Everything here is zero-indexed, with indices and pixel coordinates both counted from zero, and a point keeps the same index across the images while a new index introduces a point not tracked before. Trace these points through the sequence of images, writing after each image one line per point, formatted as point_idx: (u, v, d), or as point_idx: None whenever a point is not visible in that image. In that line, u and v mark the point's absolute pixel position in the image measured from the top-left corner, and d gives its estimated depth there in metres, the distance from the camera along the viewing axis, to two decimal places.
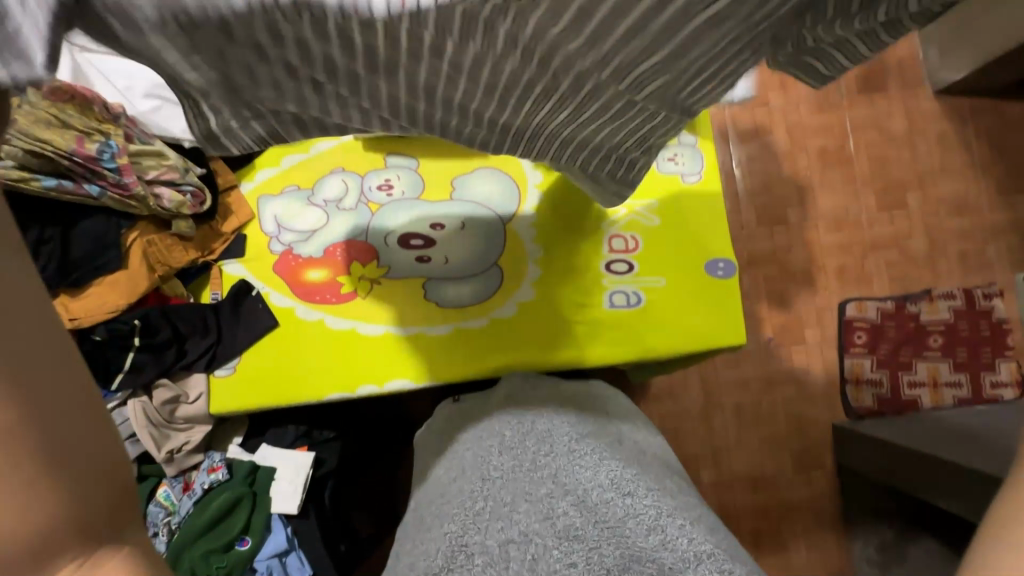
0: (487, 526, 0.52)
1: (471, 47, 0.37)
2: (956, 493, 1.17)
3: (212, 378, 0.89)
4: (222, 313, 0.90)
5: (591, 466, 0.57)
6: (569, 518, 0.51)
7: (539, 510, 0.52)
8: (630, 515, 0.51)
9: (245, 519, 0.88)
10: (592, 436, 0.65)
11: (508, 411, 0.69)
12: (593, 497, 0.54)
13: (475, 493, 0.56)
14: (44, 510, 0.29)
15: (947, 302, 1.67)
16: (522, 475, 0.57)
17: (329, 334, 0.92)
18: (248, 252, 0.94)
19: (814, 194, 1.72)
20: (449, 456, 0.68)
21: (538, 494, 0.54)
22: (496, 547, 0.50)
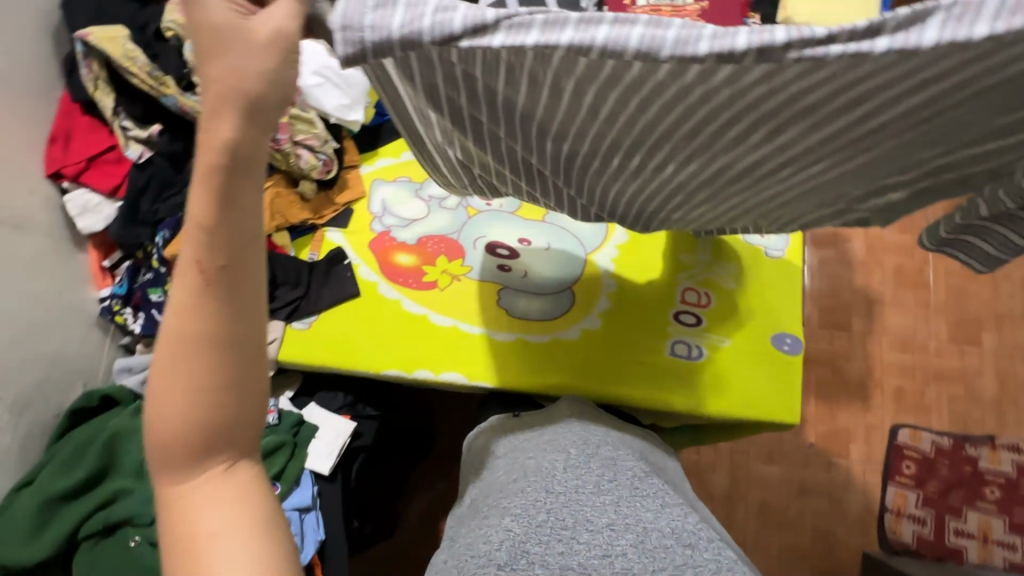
0: (548, 541, 0.52)
1: (659, 105, 0.47)
2: None
3: (289, 328, 0.96)
4: (315, 272, 0.99)
5: (655, 508, 0.55)
6: (628, 560, 0.50)
7: (599, 542, 0.51)
8: (689, 565, 0.50)
9: (280, 465, 0.91)
10: (657, 478, 0.63)
11: (576, 430, 0.68)
12: (655, 539, 0.52)
13: (535, 505, 0.56)
14: (197, 417, 0.42)
15: (1010, 454, 1.57)
16: (585, 497, 0.56)
17: (401, 316, 0.98)
18: (351, 224, 1.03)
19: (883, 309, 1.70)
20: (508, 459, 0.68)
21: (599, 523, 0.53)
22: (555, 566, 0.49)
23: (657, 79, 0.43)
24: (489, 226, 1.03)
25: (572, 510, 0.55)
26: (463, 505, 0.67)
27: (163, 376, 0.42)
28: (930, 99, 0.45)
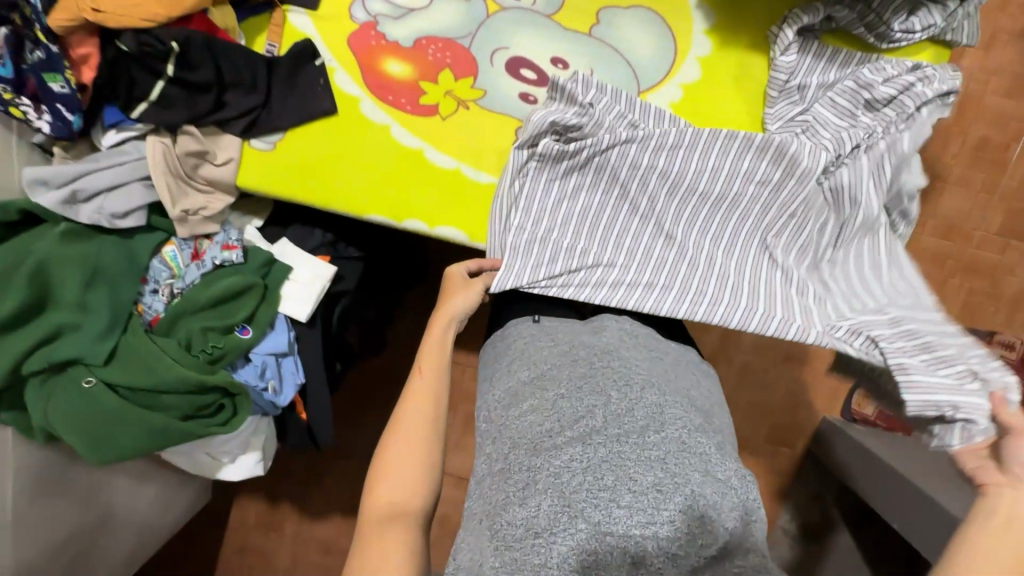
0: (586, 505, 0.48)
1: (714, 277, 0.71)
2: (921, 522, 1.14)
3: (247, 147, 0.76)
4: (276, 75, 0.74)
5: (701, 469, 0.50)
6: (671, 528, 0.47)
7: (643, 507, 0.48)
8: (733, 538, 0.48)
9: (251, 309, 0.79)
10: (703, 423, 0.56)
11: (616, 365, 0.59)
12: (701, 506, 0.48)
13: (574, 461, 0.51)
14: (407, 482, 0.58)
15: (1000, 349, 1.52)
16: (627, 450, 0.51)
17: (391, 149, 0.76)
18: (325, 7, 0.76)
19: (942, 187, 1.49)
20: (534, 379, 0.61)
21: (644, 484, 0.49)
22: (594, 533, 0.47)
23: (725, 298, 0.70)
24: (515, 34, 0.75)
25: (613, 470, 0.50)
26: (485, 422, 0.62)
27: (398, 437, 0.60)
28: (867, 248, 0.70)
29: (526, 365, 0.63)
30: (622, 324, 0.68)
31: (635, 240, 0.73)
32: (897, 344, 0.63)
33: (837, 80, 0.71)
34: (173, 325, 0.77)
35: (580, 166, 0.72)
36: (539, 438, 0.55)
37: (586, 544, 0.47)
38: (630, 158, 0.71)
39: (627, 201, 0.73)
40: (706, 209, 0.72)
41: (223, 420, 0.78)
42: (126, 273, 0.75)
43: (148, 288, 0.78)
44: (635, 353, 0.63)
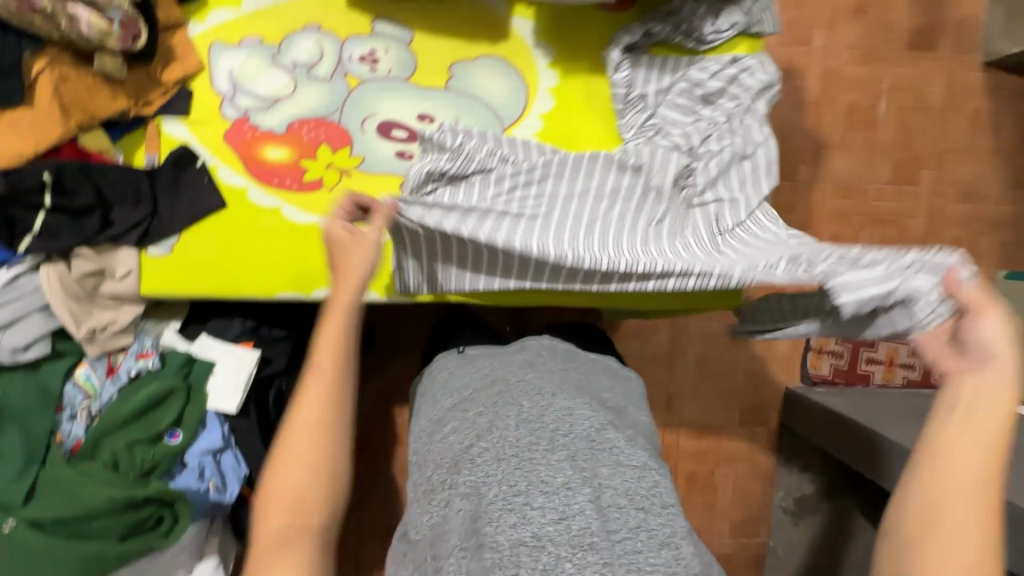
0: (499, 517, 0.48)
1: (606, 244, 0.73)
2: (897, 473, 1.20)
3: (145, 256, 0.77)
4: (159, 182, 0.77)
5: (611, 462, 0.52)
6: (586, 522, 0.48)
7: (556, 507, 0.49)
8: (642, 527, 0.49)
9: (177, 412, 0.79)
10: (614, 420, 0.58)
11: (531, 377, 0.60)
12: (609, 498, 0.50)
13: (486, 472, 0.51)
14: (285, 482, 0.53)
15: None
16: (538, 456, 0.52)
17: (286, 227, 0.80)
18: (194, 110, 0.78)
19: (830, 153, 1.61)
20: (449, 404, 0.61)
21: (556, 484, 0.50)
22: (507, 546, 0.46)
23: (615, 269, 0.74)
24: (378, 100, 0.80)
25: (524, 473, 0.50)
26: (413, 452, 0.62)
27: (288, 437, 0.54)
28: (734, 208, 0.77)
29: (446, 392, 0.64)
30: (541, 341, 0.69)
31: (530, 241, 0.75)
32: (782, 269, 0.66)
33: (671, 85, 0.79)
34: (96, 446, 0.76)
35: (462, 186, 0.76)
36: (456, 456, 0.55)
37: (502, 551, 0.46)
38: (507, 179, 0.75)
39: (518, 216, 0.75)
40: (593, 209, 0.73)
41: (165, 530, 0.77)
42: (37, 406, 0.74)
43: (64, 415, 0.76)
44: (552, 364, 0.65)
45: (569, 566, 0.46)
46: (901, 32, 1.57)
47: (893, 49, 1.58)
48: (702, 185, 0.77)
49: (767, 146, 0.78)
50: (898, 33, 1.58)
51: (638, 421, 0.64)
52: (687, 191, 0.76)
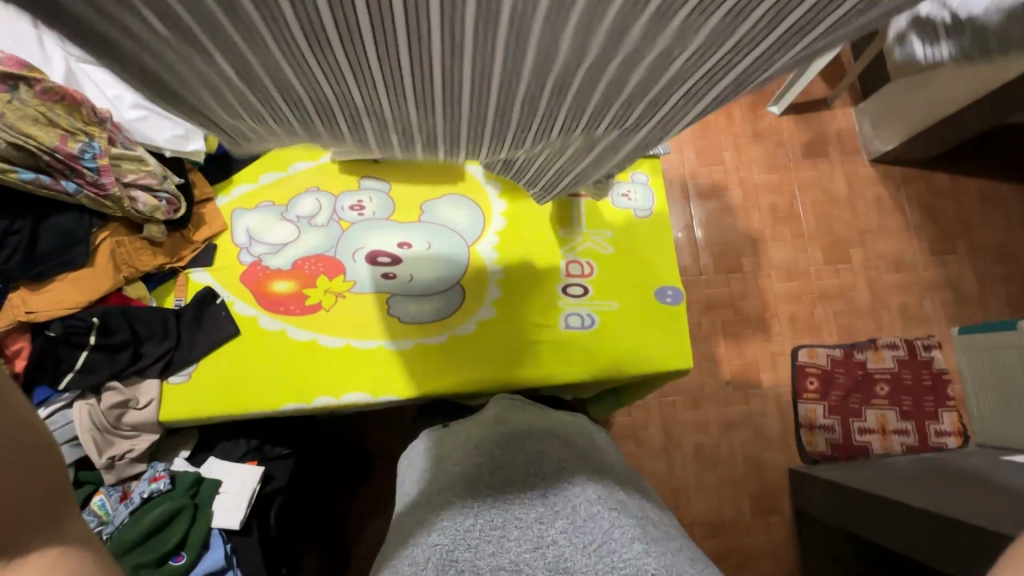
0: (477, 546, 0.60)
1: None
2: (909, 534, 1.18)
3: (166, 384, 0.89)
4: (184, 319, 0.91)
5: (580, 485, 0.66)
6: (557, 546, 0.60)
7: (529, 536, 0.61)
8: (615, 527, 0.60)
9: (182, 532, 0.83)
10: (580, 457, 0.72)
11: (502, 430, 0.75)
12: (581, 517, 0.62)
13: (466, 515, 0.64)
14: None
15: (891, 351, 1.76)
16: (511, 496, 0.66)
17: (290, 346, 0.93)
18: (216, 261, 0.96)
19: (766, 245, 1.84)
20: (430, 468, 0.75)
21: (528, 518, 0.63)
22: (486, 569, 0.58)
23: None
24: (366, 236, 1.00)
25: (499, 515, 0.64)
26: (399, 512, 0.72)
27: None
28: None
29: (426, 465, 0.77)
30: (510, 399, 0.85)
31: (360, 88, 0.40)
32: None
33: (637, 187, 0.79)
34: None
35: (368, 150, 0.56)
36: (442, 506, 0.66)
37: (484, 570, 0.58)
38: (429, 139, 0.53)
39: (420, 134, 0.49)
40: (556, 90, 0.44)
41: None
42: None
43: None
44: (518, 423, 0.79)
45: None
46: (795, 146, 1.91)
47: (793, 159, 1.92)
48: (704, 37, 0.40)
49: None
50: (793, 147, 1.93)
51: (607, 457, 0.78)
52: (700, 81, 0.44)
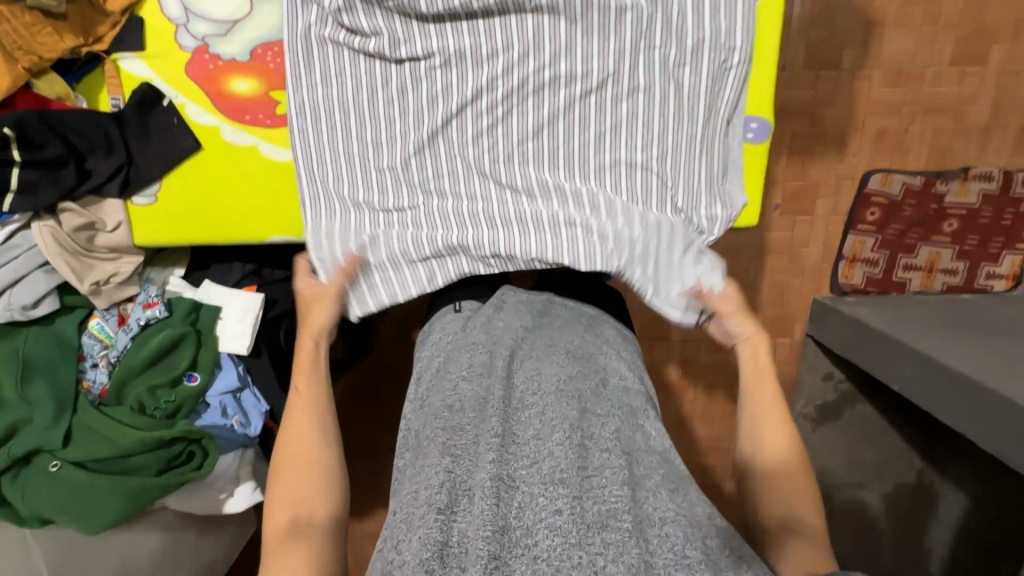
0: (480, 460, 0.53)
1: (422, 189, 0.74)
2: (953, 396, 1.13)
3: (131, 206, 0.77)
4: (128, 126, 0.73)
5: (535, 376, 0.62)
6: (555, 459, 0.53)
7: (527, 452, 0.54)
8: (552, 422, 0.57)
9: (190, 356, 0.81)
10: (576, 369, 0.64)
11: (483, 318, 0.73)
12: (517, 404, 0.59)
13: (484, 390, 0.61)
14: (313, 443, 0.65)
15: (980, 184, 1.48)
16: (469, 385, 0.62)
17: (265, 166, 0.76)
18: (150, 45, 0.72)
19: (881, 33, 1.39)
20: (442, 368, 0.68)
21: (527, 435, 0.56)
22: (486, 480, 0.51)
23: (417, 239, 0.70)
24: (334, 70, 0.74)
25: (513, 408, 0.59)
26: (406, 417, 0.67)
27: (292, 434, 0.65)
28: (644, 454, 0.58)
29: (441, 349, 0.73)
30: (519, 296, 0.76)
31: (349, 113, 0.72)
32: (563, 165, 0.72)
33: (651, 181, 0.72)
34: (121, 392, 0.80)
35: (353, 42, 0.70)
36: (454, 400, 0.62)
37: (487, 489, 0.50)
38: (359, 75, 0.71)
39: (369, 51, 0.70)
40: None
41: (198, 464, 0.81)
42: (59, 356, 0.77)
43: (88, 364, 0.80)
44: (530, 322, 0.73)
45: (541, 500, 0.50)
46: None
47: None
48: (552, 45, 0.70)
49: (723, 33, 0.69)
50: None
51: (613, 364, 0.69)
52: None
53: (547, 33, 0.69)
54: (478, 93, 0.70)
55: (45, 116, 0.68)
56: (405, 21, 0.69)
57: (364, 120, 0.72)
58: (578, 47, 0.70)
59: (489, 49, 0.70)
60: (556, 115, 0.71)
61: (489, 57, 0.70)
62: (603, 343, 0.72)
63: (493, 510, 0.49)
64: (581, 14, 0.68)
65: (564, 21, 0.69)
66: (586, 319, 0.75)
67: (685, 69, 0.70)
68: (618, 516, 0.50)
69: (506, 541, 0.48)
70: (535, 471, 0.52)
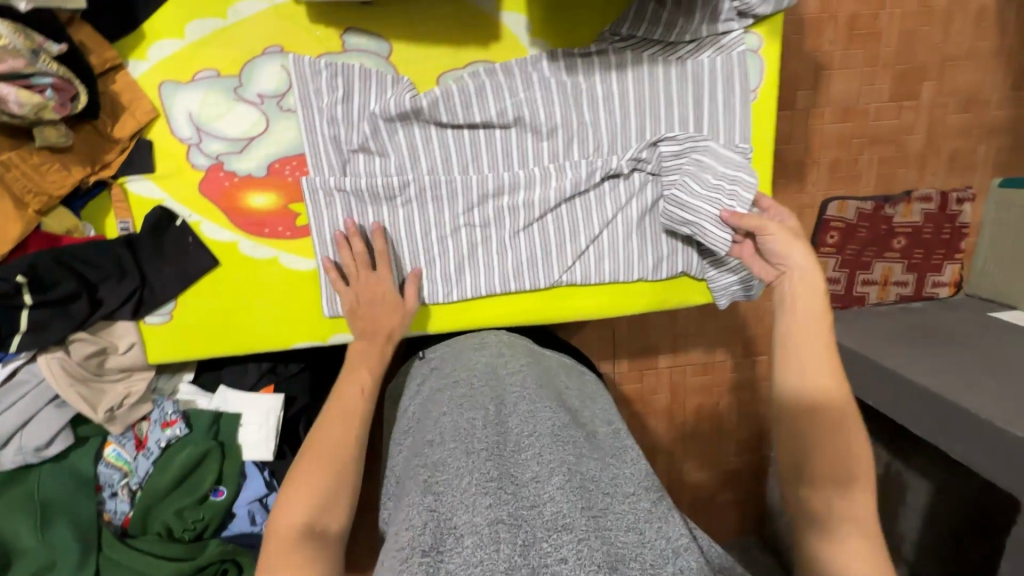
0: (474, 504, 0.54)
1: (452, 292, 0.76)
2: (921, 415, 1.23)
3: (146, 326, 0.74)
4: (141, 250, 0.70)
5: (529, 417, 0.63)
6: (556, 504, 0.54)
7: (527, 494, 0.55)
8: (549, 463, 0.57)
9: (216, 471, 0.79)
10: (573, 418, 0.66)
11: (472, 358, 0.73)
12: (512, 445, 0.60)
13: (473, 434, 0.61)
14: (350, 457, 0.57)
15: (921, 205, 1.63)
16: (463, 427, 0.62)
17: (287, 276, 0.75)
18: (159, 166, 0.69)
19: (829, 74, 1.52)
20: (431, 408, 0.70)
21: (525, 477, 0.57)
22: (484, 526, 0.52)
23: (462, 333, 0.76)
24: None
25: (509, 451, 0.59)
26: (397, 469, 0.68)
27: (326, 430, 0.58)
28: (632, 477, 0.62)
29: (416, 402, 0.75)
30: (501, 336, 0.77)
31: (377, 224, 0.72)
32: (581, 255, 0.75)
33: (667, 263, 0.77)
34: (145, 519, 0.77)
35: (373, 155, 0.71)
36: (442, 439, 0.62)
37: (484, 534, 0.52)
38: (381, 189, 0.71)
39: (392, 164, 0.71)
40: (481, 104, 0.69)
41: None
42: (78, 492, 0.73)
43: (106, 493, 0.76)
44: (515, 363, 0.73)
45: (544, 543, 0.51)
46: None
47: None
48: (566, 149, 0.73)
49: (732, 135, 0.73)
50: None
51: (599, 414, 0.72)
52: (582, 108, 0.71)
53: (562, 137, 0.72)
54: (500, 191, 0.73)
55: (55, 255, 0.65)
56: (425, 129, 0.71)
57: (386, 228, 0.73)
58: (594, 150, 0.73)
59: (508, 154, 0.73)
60: (572, 216, 0.74)
61: (507, 161, 0.73)
62: (594, 399, 0.76)
63: (493, 555, 0.50)
64: (594, 117, 0.72)
65: (579, 125, 0.72)
66: (565, 369, 0.81)
67: None
68: (626, 563, 0.52)
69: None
70: (536, 514, 0.53)
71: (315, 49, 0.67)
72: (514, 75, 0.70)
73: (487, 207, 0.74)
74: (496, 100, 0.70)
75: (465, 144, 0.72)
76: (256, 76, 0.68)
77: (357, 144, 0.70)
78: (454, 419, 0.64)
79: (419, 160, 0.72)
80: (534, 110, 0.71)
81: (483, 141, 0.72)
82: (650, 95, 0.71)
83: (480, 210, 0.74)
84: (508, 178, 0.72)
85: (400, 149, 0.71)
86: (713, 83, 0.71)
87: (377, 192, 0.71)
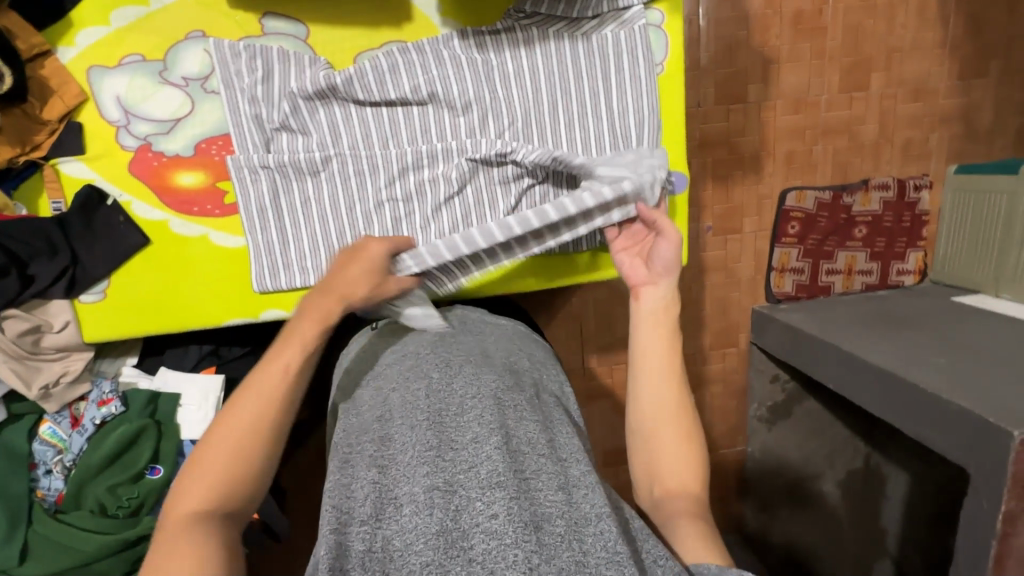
0: (414, 473, 0.52)
1: None
2: (875, 395, 1.17)
3: (79, 304, 0.76)
4: (71, 228, 0.73)
5: (471, 380, 0.60)
6: (492, 464, 0.51)
7: (464, 457, 0.52)
8: (486, 426, 0.54)
9: (151, 449, 0.79)
10: (516, 380, 0.62)
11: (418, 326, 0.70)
12: (454, 409, 0.57)
13: (416, 401, 0.58)
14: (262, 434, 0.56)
15: (880, 193, 1.60)
16: (407, 393, 0.59)
17: (215, 254, 0.77)
18: (90, 147, 0.73)
19: (778, 68, 1.52)
20: (377, 374, 0.66)
21: (464, 440, 0.53)
22: (421, 494, 0.50)
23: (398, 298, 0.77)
24: None
25: (450, 415, 0.56)
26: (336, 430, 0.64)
27: (236, 404, 0.57)
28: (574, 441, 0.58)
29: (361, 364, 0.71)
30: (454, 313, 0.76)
31: (303, 197, 0.76)
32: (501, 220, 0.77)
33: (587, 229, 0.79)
34: (80, 495, 0.77)
35: (296, 132, 0.74)
36: (387, 410, 0.59)
37: (420, 502, 0.49)
38: (305, 164, 0.74)
39: (314, 141, 0.75)
40: (396, 80, 0.73)
41: None
42: (9, 468, 0.75)
43: (40, 471, 0.78)
44: (462, 335, 0.70)
45: (477, 504, 0.48)
46: None
47: None
48: (479, 125, 0.76)
49: (641, 106, 0.76)
50: None
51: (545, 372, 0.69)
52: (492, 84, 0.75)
53: (477, 111, 0.75)
54: (419, 164, 0.76)
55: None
56: (345, 107, 0.74)
57: (313, 202, 0.76)
58: (509, 123, 0.76)
59: (426, 129, 0.76)
60: (490, 187, 0.77)
61: (426, 137, 0.76)
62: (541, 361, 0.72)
63: (428, 523, 0.48)
64: (507, 92, 0.75)
65: (493, 100, 0.75)
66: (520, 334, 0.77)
67: (611, 134, 0.77)
68: (551, 521, 0.49)
69: (438, 546, 0.47)
70: (472, 478, 0.50)
71: (237, 33, 0.71)
72: (426, 53, 0.73)
73: (408, 181, 0.76)
74: (410, 77, 0.73)
75: (384, 121, 0.75)
76: (182, 60, 0.72)
77: (279, 122, 0.73)
78: (399, 385, 0.61)
79: (340, 135, 0.75)
80: (447, 86, 0.74)
81: (402, 117, 0.75)
82: (556, 70, 0.75)
83: (400, 183, 0.76)
84: (427, 152, 0.75)
85: (322, 125, 0.74)
86: (615, 56, 0.74)
87: (303, 166, 0.74)
